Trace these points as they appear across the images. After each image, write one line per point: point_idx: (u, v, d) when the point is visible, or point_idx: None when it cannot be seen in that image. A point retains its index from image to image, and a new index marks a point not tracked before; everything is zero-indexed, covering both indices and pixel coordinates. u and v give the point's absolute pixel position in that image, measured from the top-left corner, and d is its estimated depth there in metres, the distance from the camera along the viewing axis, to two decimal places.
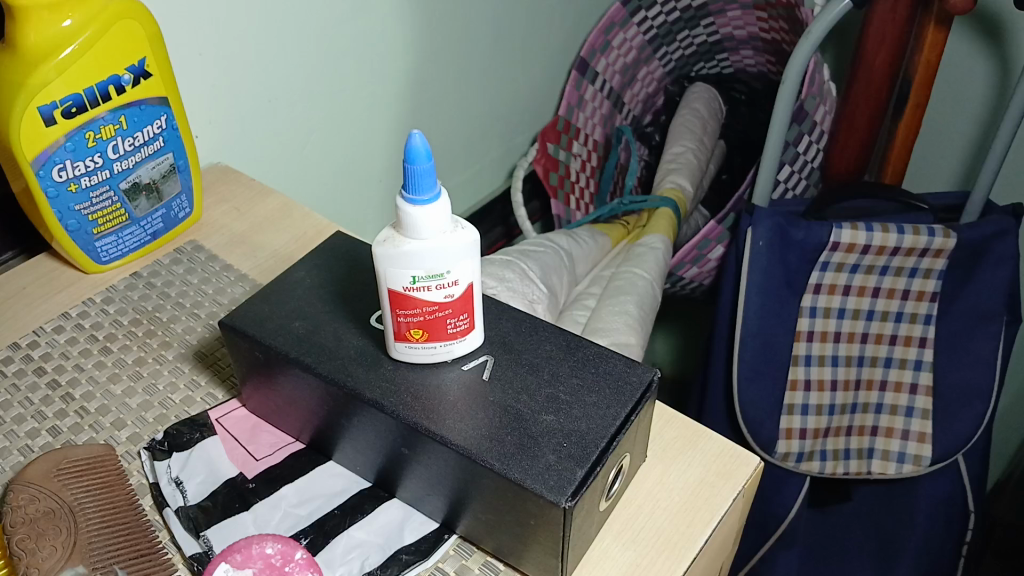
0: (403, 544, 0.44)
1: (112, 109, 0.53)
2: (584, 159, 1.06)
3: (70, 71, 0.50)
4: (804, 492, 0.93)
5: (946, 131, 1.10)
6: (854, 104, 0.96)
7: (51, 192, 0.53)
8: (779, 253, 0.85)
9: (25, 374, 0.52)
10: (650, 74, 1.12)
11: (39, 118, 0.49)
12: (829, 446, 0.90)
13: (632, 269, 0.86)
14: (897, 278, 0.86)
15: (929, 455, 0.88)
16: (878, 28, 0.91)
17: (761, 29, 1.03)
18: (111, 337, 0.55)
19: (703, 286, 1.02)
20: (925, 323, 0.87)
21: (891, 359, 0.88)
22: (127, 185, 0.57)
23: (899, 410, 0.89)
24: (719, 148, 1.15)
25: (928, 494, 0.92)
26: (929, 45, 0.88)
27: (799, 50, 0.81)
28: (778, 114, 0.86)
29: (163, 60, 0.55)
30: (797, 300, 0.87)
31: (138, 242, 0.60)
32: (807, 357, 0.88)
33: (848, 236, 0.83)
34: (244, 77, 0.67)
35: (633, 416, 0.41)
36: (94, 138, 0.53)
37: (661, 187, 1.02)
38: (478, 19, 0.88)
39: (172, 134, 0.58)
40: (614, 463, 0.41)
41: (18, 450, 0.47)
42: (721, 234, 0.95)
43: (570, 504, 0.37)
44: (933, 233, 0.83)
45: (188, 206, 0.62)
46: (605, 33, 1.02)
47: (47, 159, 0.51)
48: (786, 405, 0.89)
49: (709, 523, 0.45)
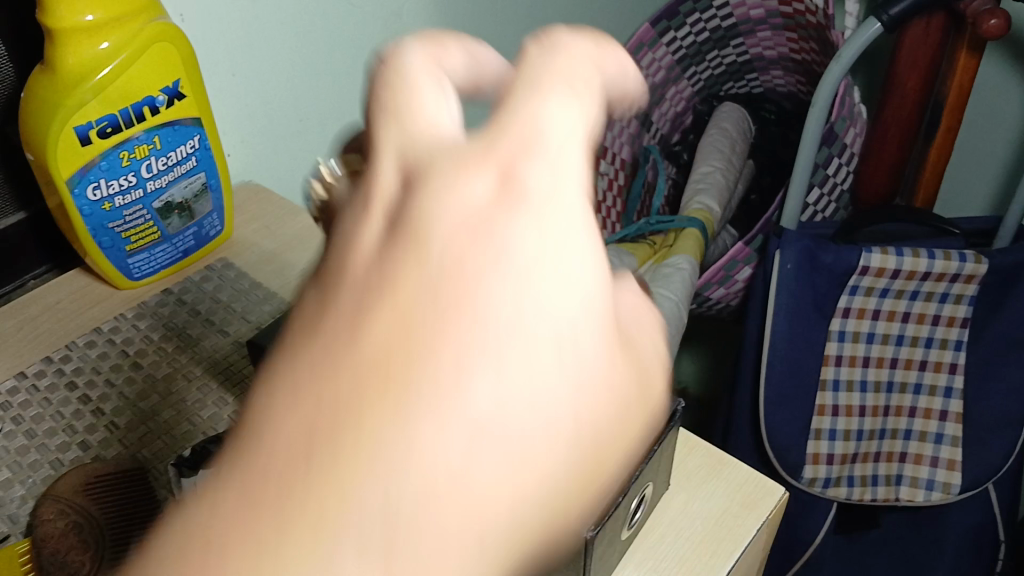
0: None
1: (147, 129, 0.54)
2: (611, 179, 1.04)
3: (106, 92, 0.51)
4: (829, 519, 0.92)
5: (979, 154, 1.09)
6: (885, 127, 0.96)
7: (86, 210, 0.54)
8: (808, 278, 0.84)
9: (57, 388, 0.53)
10: (678, 93, 1.13)
11: (75, 138, 0.51)
12: (857, 472, 0.88)
13: (658, 290, 0.85)
14: (927, 304, 0.85)
15: (959, 483, 0.86)
16: (910, 53, 0.91)
17: (791, 49, 1.04)
18: (142, 352, 0.56)
19: (729, 306, 1.02)
20: (956, 349, 0.86)
21: (921, 385, 0.87)
22: (160, 204, 0.58)
23: (928, 437, 0.87)
24: (747, 168, 1.15)
25: (956, 522, 0.91)
26: (961, 69, 0.87)
27: (829, 73, 0.80)
28: (808, 136, 0.85)
29: (196, 82, 0.56)
30: (825, 324, 0.86)
31: (170, 258, 0.61)
32: (835, 382, 0.87)
33: (878, 261, 0.82)
34: (275, 98, 0.68)
35: (656, 445, 0.41)
36: (128, 157, 0.54)
37: (689, 208, 1.01)
38: (506, 41, 0.89)
39: (204, 154, 0.59)
40: (636, 491, 0.41)
41: (49, 463, 0.48)
42: (749, 255, 0.95)
43: (592, 535, 0.37)
44: (964, 257, 0.82)
45: (219, 224, 0.63)
46: (634, 53, 1.01)
47: (82, 178, 0.52)
48: (813, 429, 0.87)
49: (732, 554, 0.45)
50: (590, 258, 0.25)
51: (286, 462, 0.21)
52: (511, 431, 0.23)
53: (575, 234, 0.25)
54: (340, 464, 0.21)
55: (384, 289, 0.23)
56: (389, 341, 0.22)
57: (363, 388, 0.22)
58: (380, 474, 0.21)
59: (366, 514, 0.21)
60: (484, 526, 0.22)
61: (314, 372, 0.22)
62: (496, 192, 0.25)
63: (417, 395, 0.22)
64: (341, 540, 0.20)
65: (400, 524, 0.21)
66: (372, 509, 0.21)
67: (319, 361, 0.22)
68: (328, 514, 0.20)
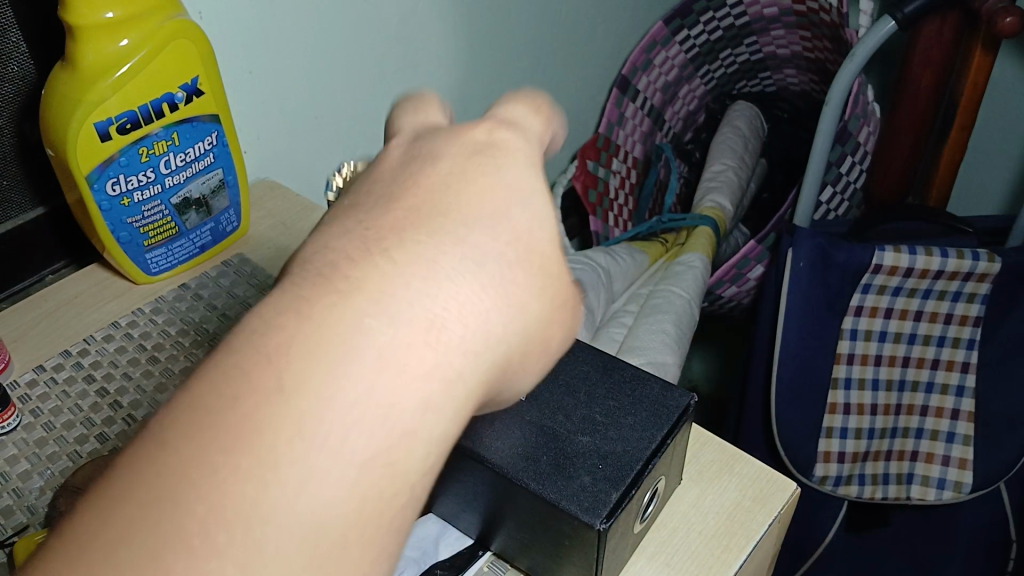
0: (438, 560, 0.45)
1: (164, 125, 0.55)
2: (623, 176, 1.05)
3: (125, 88, 0.51)
4: (841, 516, 0.92)
5: (994, 153, 1.09)
6: (899, 126, 0.96)
7: (105, 206, 0.55)
8: (820, 275, 0.85)
9: (76, 381, 0.54)
10: (690, 92, 1.13)
11: (95, 134, 0.51)
12: (868, 470, 0.89)
13: (670, 288, 0.86)
14: (940, 303, 0.85)
15: (971, 482, 0.86)
16: (924, 51, 0.91)
17: (805, 48, 1.04)
18: (159, 346, 0.56)
19: (741, 304, 1.02)
20: (968, 349, 0.85)
21: (933, 384, 0.87)
22: (178, 200, 0.59)
23: (940, 436, 0.87)
24: (759, 167, 1.15)
25: (968, 522, 0.90)
26: (974, 69, 0.87)
27: (842, 73, 0.80)
28: (821, 135, 0.85)
29: (213, 80, 0.56)
30: (837, 322, 0.86)
31: (187, 254, 0.62)
32: (847, 380, 0.87)
33: (891, 259, 0.82)
34: (291, 96, 0.69)
35: (669, 439, 0.41)
36: (147, 154, 0.55)
37: (701, 206, 1.01)
38: (520, 39, 0.89)
39: (221, 150, 0.60)
40: (649, 485, 0.41)
41: (68, 455, 0.49)
42: (761, 253, 0.95)
43: (604, 527, 0.37)
44: (977, 256, 0.81)
45: (235, 220, 0.64)
46: (646, 52, 1.02)
47: (101, 173, 0.53)
48: (825, 428, 0.88)
49: (744, 547, 0.45)
50: (541, 199, 0.30)
51: (296, 310, 0.23)
52: (479, 310, 0.26)
53: (531, 178, 0.30)
54: (349, 307, 0.24)
55: (384, 194, 0.27)
56: (389, 224, 0.26)
57: (367, 253, 0.25)
58: (365, 354, 0.23)
59: (364, 350, 0.23)
60: (448, 389, 0.25)
61: (319, 256, 0.25)
62: (475, 145, 0.29)
63: (412, 260, 0.25)
64: (343, 371, 0.23)
65: (392, 365, 0.24)
66: (371, 348, 0.23)
67: (311, 262, 0.25)
68: (337, 350, 0.23)
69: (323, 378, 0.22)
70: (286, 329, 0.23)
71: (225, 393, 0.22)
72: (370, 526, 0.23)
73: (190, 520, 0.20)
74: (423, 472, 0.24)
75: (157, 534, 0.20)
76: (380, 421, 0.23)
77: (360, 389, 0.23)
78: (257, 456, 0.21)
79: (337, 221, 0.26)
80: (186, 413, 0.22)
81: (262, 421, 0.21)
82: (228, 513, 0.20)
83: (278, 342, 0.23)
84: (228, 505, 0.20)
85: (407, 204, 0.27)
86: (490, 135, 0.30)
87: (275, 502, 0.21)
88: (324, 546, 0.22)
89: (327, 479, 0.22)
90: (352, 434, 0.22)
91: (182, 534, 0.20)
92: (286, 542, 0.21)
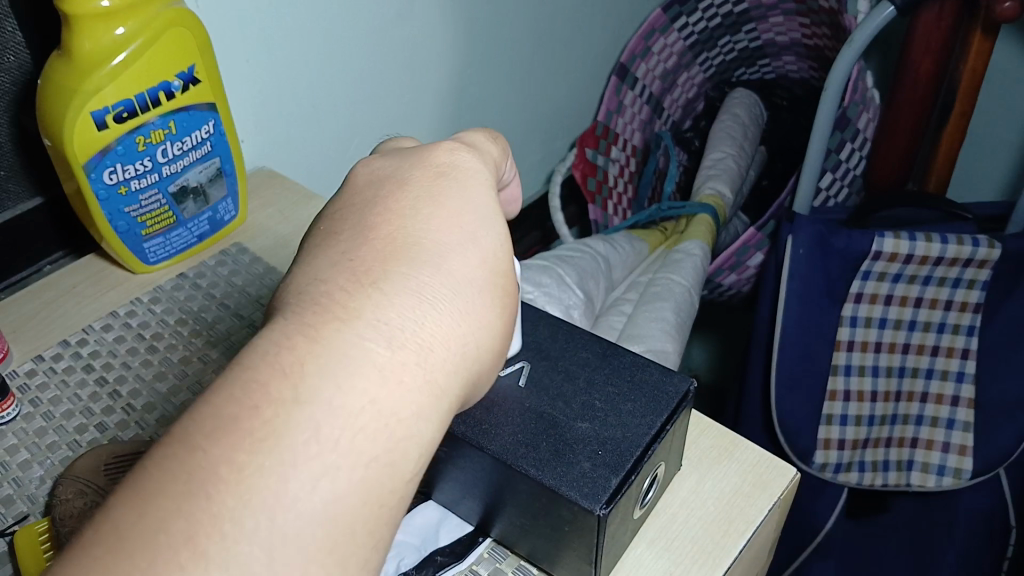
0: (439, 546, 0.44)
1: (161, 114, 0.54)
2: (622, 165, 1.05)
3: (121, 77, 0.51)
4: (840, 503, 0.93)
5: (993, 139, 1.08)
6: (898, 111, 0.95)
7: (103, 194, 0.55)
8: (819, 261, 0.85)
9: (74, 370, 0.53)
10: (689, 79, 1.12)
11: (91, 122, 0.51)
12: (868, 457, 0.88)
13: (669, 275, 0.86)
14: (940, 289, 0.84)
15: (971, 468, 0.85)
16: (924, 35, 0.90)
17: (804, 35, 1.03)
18: (158, 336, 0.56)
19: (741, 292, 1.02)
20: (968, 335, 0.85)
21: (933, 370, 0.86)
22: (175, 188, 0.58)
23: (939, 422, 0.87)
24: (759, 154, 1.15)
25: (968, 509, 0.90)
26: (974, 54, 0.87)
27: (841, 58, 0.80)
28: (820, 119, 0.85)
29: (210, 68, 0.56)
30: (837, 309, 0.87)
31: (185, 243, 0.62)
32: (847, 367, 0.87)
33: (890, 246, 0.82)
34: (288, 85, 0.68)
35: (668, 425, 0.41)
36: (144, 142, 0.54)
37: (701, 193, 1.01)
38: (518, 26, 0.89)
39: (219, 139, 0.59)
40: (649, 471, 0.41)
41: (68, 444, 0.49)
42: (760, 241, 0.95)
43: (604, 512, 0.37)
44: (977, 242, 0.81)
45: (233, 209, 0.64)
46: (645, 39, 1.02)
47: (98, 162, 0.53)
48: (824, 415, 0.88)
49: (744, 533, 0.45)
50: (497, 227, 0.35)
51: (303, 333, 0.28)
52: (455, 330, 0.31)
53: (488, 207, 0.35)
54: (348, 332, 0.28)
55: (362, 226, 0.32)
56: (371, 262, 0.31)
57: (358, 285, 0.30)
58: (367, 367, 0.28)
59: (366, 366, 0.28)
60: (432, 397, 0.29)
61: (315, 294, 0.30)
62: (434, 174, 0.36)
63: (397, 288, 0.30)
64: (349, 383, 0.27)
65: (387, 377, 0.28)
66: (368, 363, 0.28)
67: (313, 288, 0.30)
68: (341, 365, 0.27)
69: (333, 387, 0.27)
70: (297, 350, 0.28)
71: (251, 401, 0.26)
72: (371, 510, 0.27)
73: (229, 496, 0.24)
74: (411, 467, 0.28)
75: (208, 508, 0.24)
76: (379, 423, 0.27)
77: (362, 396, 0.27)
78: (277, 452, 0.25)
79: (326, 255, 0.31)
80: (217, 418, 0.25)
81: (284, 425, 0.26)
82: (265, 491, 0.25)
83: (292, 360, 0.27)
84: (258, 488, 0.25)
85: (387, 238, 0.32)
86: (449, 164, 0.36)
87: (292, 488, 0.25)
88: (338, 523, 0.26)
89: (339, 467, 0.26)
90: (357, 434, 0.27)
91: (226, 509, 0.24)
92: (307, 518, 0.25)
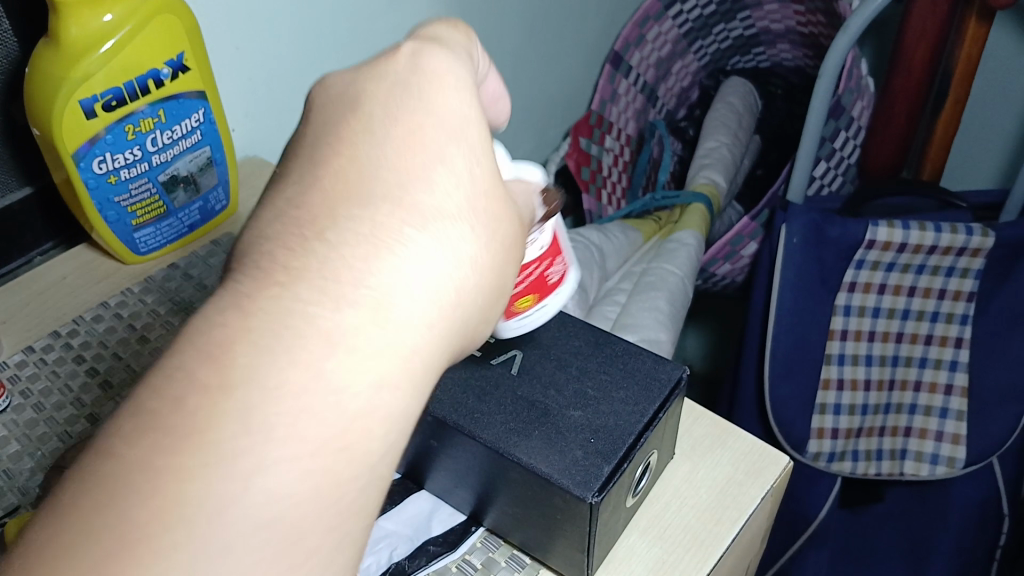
0: (432, 536, 0.44)
1: (151, 102, 0.54)
2: (617, 154, 1.05)
3: (110, 65, 0.50)
4: (834, 492, 0.93)
5: (987, 128, 1.08)
6: (893, 100, 0.95)
7: (92, 183, 0.54)
8: (814, 250, 0.84)
9: (65, 362, 0.53)
10: (684, 68, 1.12)
11: (80, 111, 0.51)
12: (862, 445, 0.88)
13: (664, 265, 0.85)
14: (933, 278, 0.85)
15: (964, 457, 0.85)
16: (918, 23, 0.90)
17: (799, 23, 1.03)
18: (149, 327, 0.56)
19: (735, 282, 1.02)
20: (962, 323, 0.85)
21: (926, 359, 0.86)
22: (165, 177, 0.58)
23: (934, 411, 0.87)
24: (753, 143, 1.15)
25: (961, 496, 0.91)
26: (970, 40, 0.87)
27: (837, 45, 0.80)
28: (815, 109, 0.84)
29: (200, 56, 0.56)
30: (832, 298, 0.87)
31: (176, 233, 0.61)
32: (841, 356, 0.87)
33: (884, 234, 0.82)
34: (278, 73, 0.68)
35: (660, 413, 0.41)
36: (133, 131, 0.54)
37: (695, 182, 1.01)
38: (511, 14, 0.88)
39: (209, 128, 0.59)
40: (641, 459, 0.41)
41: (59, 436, 0.48)
42: (755, 230, 0.95)
43: (596, 500, 0.37)
44: (972, 231, 0.81)
45: (224, 199, 0.63)
46: (639, 27, 1.01)
47: (87, 151, 0.52)
48: (819, 403, 0.88)
49: (737, 521, 0.45)
50: (471, 141, 0.33)
51: (240, 305, 0.28)
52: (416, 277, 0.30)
53: (459, 117, 0.33)
54: (289, 298, 0.28)
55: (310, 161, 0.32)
56: (319, 209, 0.30)
57: (303, 238, 0.29)
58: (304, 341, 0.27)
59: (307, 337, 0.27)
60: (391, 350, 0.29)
61: (261, 254, 0.29)
62: (390, 85, 0.34)
63: (344, 237, 0.29)
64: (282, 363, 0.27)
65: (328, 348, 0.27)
66: (313, 330, 0.27)
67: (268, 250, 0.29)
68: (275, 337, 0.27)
69: (267, 367, 0.26)
70: (229, 326, 0.27)
71: (176, 394, 0.26)
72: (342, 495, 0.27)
73: (149, 511, 0.24)
74: (377, 443, 0.29)
75: (117, 523, 0.24)
76: (328, 401, 0.27)
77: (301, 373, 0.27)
78: (201, 453, 0.25)
79: (273, 206, 0.31)
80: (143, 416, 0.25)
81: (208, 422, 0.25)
82: (182, 500, 0.24)
83: (222, 339, 0.27)
84: (189, 496, 0.25)
85: (335, 178, 0.31)
86: (411, 70, 0.34)
87: (237, 488, 0.25)
88: (295, 518, 0.26)
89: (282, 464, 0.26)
90: (302, 416, 0.26)
91: (137, 527, 0.24)
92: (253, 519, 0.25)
